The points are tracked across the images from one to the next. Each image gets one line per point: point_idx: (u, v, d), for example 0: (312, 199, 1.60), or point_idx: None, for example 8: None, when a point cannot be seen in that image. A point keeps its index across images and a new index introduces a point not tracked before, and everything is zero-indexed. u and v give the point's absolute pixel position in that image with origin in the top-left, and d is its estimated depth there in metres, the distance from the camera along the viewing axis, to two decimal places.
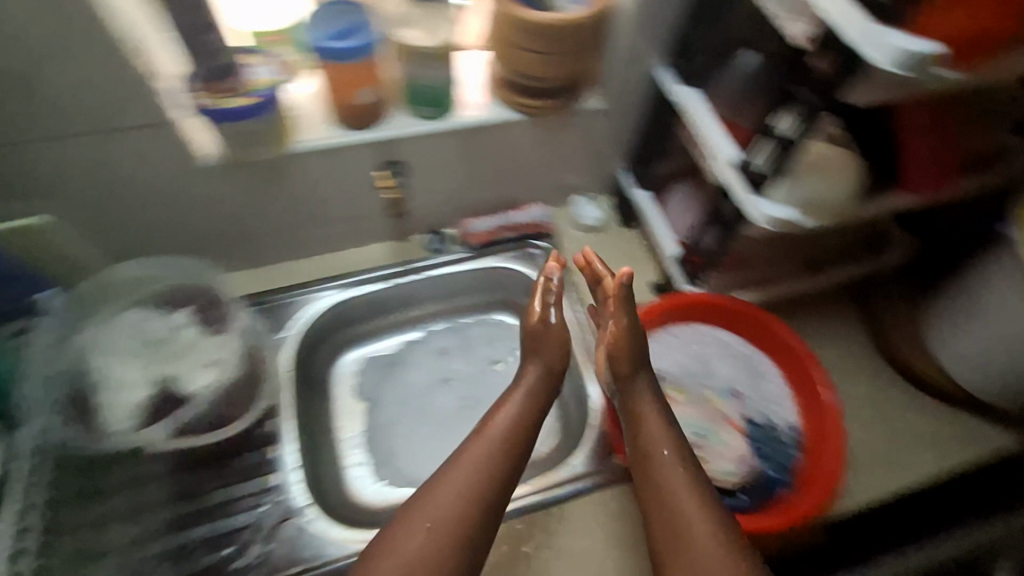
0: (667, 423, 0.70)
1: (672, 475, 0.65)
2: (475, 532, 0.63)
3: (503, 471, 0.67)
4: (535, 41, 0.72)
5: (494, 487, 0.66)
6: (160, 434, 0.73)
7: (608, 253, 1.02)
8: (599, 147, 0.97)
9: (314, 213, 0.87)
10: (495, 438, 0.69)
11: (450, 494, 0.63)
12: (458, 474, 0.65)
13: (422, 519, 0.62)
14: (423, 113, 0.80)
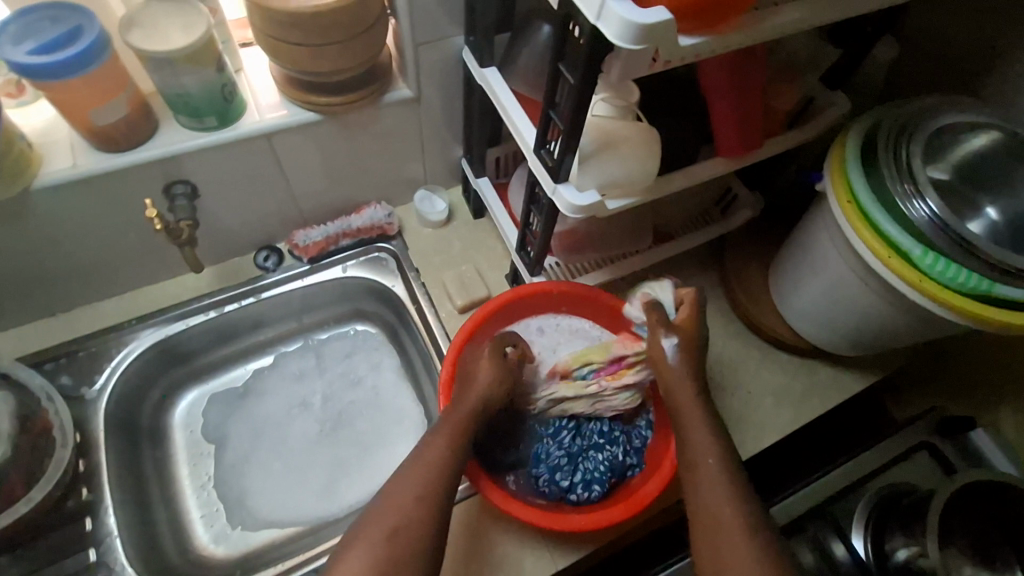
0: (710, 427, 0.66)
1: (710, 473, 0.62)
2: (442, 524, 0.61)
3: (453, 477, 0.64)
4: (295, 33, 0.63)
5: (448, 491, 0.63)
6: None
7: (458, 246, 0.95)
8: (425, 137, 0.88)
9: (96, 251, 0.76)
10: (452, 429, 0.67)
11: (404, 500, 0.61)
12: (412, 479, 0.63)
13: (391, 517, 0.60)
14: (194, 124, 0.69)
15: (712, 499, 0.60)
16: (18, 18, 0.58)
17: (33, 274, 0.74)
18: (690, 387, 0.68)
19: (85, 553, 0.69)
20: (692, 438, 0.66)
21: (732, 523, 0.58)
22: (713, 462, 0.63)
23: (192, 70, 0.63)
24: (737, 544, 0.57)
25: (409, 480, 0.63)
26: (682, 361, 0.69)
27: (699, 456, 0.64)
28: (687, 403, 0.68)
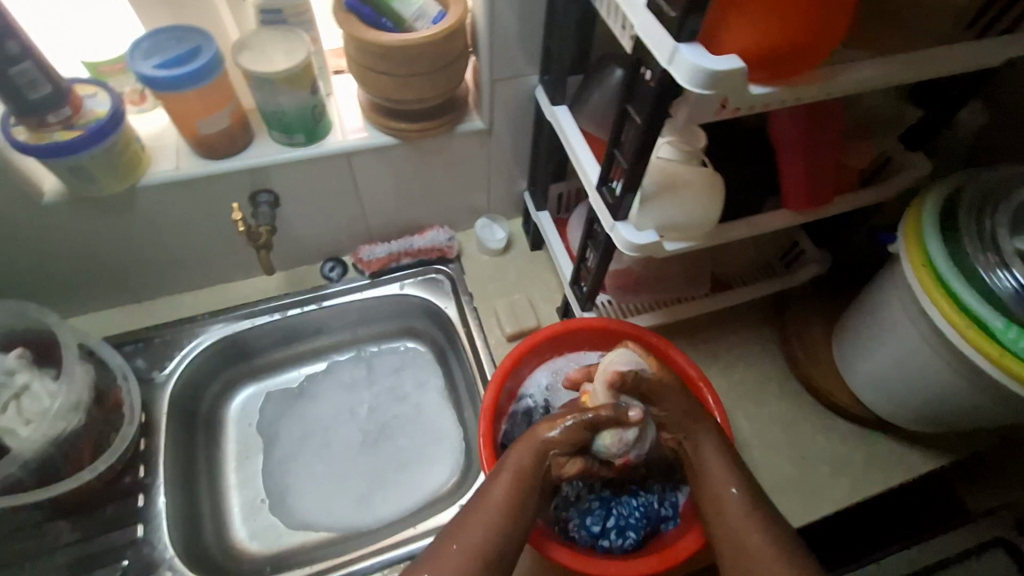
0: (737, 474, 0.64)
1: (732, 516, 0.61)
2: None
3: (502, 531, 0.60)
4: (385, 63, 0.68)
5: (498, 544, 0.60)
6: None
7: (513, 276, 0.97)
8: (492, 169, 0.92)
9: (185, 247, 0.82)
10: (514, 485, 0.62)
11: (466, 553, 0.59)
12: (477, 527, 0.60)
13: (462, 547, 0.59)
14: (285, 139, 0.75)
15: (741, 529, 0.60)
16: (152, 36, 0.65)
17: (128, 262, 0.82)
18: (715, 454, 0.65)
19: (134, 528, 0.73)
20: (714, 484, 0.64)
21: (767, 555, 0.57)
22: (748, 513, 0.61)
23: (290, 90, 0.69)
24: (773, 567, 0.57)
25: (476, 526, 0.60)
26: (705, 434, 0.67)
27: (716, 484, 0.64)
28: (712, 461, 0.65)
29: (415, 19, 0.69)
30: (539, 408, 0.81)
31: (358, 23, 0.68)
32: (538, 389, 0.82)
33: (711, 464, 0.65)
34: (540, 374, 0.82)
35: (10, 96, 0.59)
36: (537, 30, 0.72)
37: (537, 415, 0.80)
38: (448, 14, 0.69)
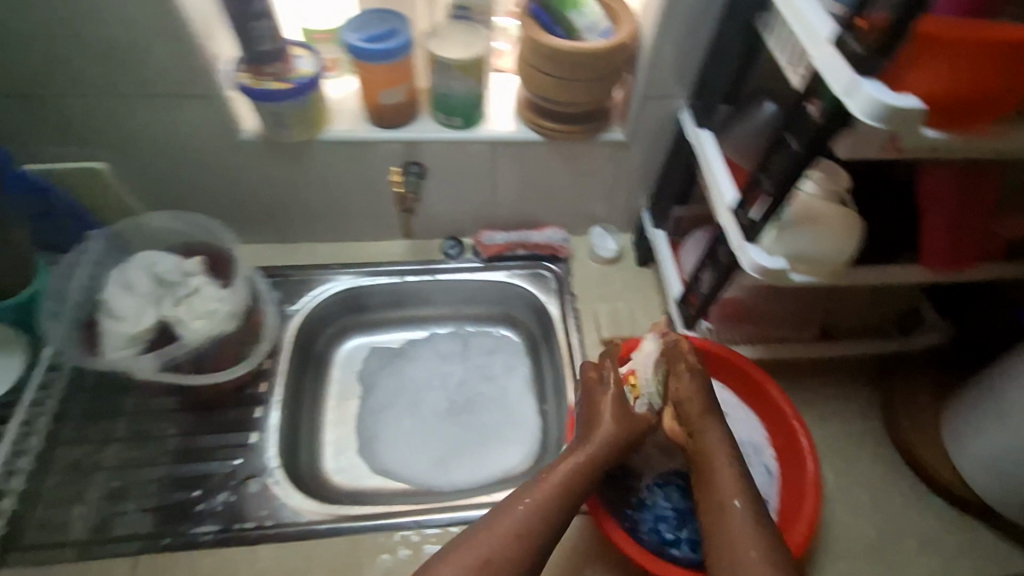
0: (742, 479, 0.66)
1: (734, 524, 0.62)
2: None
3: (516, 530, 0.61)
4: (552, 66, 0.75)
5: (512, 544, 0.61)
6: (150, 366, 0.72)
7: (617, 286, 1.01)
8: (619, 182, 0.96)
9: (335, 201, 0.93)
10: (543, 496, 0.64)
11: (471, 552, 0.60)
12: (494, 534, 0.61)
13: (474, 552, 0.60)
14: (445, 121, 0.84)
15: (737, 532, 0.61)
16: (362, 15, 0.75)
17: (287, 206, 0.93)
18: (723, 456, 0.67)
19: (246, 434, 0.82)
20: (720, 492, 0.65)
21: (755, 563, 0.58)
22: (747, 517, 0.62)
23: (464, 78, 0.77)
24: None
25: (499, 531, 0.61)
26: (714, 434, 0.69)
27: (719, 489, 0.65)
28: (718, 465, 0.67)
29: (585, 30, 0.74)
30: None
31: (536, 26, 0.75)
32: None
33: (717, 462, 0.67)
34: None
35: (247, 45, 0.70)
36: (695, 58, 0.77)
37: None
38: (616, 33, 0.75)
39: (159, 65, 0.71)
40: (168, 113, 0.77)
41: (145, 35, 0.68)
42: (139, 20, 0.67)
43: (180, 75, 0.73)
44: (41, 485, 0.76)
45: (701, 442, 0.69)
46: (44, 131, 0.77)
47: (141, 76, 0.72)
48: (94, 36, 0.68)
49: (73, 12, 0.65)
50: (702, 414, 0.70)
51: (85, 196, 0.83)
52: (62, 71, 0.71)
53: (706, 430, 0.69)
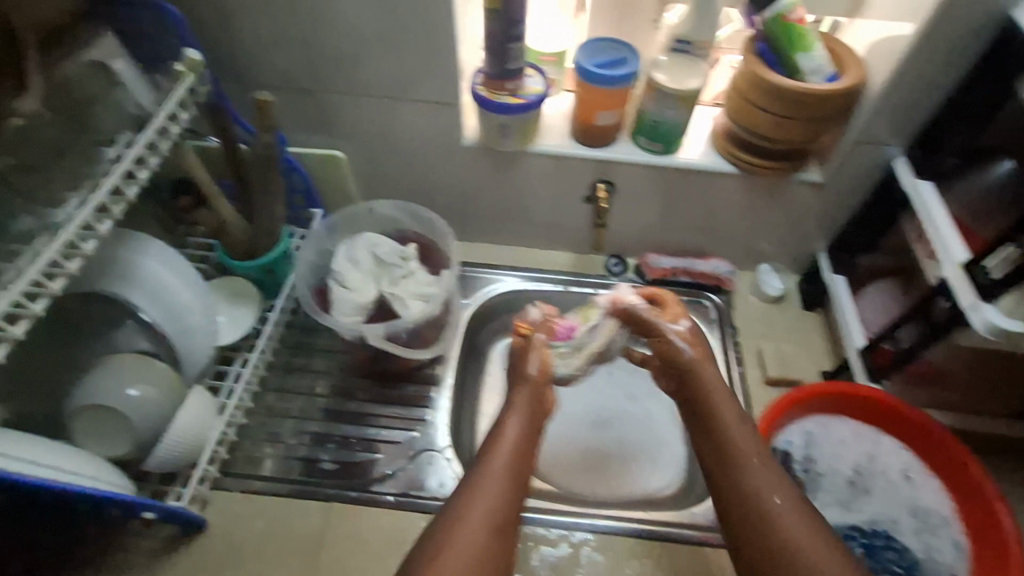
0: (777, 473, 0.66)
1: (788, 522, 0.62)
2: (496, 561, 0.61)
3: (501, 506, 0.63)
4: (773, 103, 0.77)
5: (498, 520, 0.62)
6: (375, 333, 0.80)
7: (782, 326, 0.99)
8: (802, 223, 0.96)
9: (521, 208, 0.99)
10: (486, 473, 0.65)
11: (473, 529, 0.61)
12: (476, 510, 0.62)
13: (472, 529, 0.61)
14: (647, 146, 0.87)
15: (765, 516, 0.63)
16: (590, 42, 0.80)
17: (478, 206, 1.00)
18: (732, 426, 0.69)
19: (421, 410, 0.88)
20: (750, 476, 0.66)
21: (805, 545, 0.60)
22: (793, 506, 0.63)
23: (683, 108, 0.80)
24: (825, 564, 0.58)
25: (478, 508, 0.62)
26: (727, 416, 0.70)
27: (744, 466, 0.66)
28: (740, 451, 0.68)
29: (810, 73, 0.75)
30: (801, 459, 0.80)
31: (761, 64, 0.77)
32: (801, 439, 0.81)
33: (735, 440, 0.68)
34: (806, 429, 0.81)
35: (498, 61, 0.76)
36: (924, 112, 0.76)
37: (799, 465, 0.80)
38: (840, 80, 0.75)
39: (415, 71, 0.80)
40: (408, 111, 0.85)
41: (413, 44, 0.77)
42: (415, 30, 0.75)
43: (430, 81, 0.81)
44: (252, 423, 0.86)
45: (715, 420, 0.70)
46: (304, 117, 0.88)
47: (397, 77, 0.81)
48: (372, 41, 0.77)
49: (364, 21, 0.75)
50: (711, 390, 0.73)
51: (318, 176, 0.93)
52: (335, 68, 0.81)
53: (711, 407, 0.72)
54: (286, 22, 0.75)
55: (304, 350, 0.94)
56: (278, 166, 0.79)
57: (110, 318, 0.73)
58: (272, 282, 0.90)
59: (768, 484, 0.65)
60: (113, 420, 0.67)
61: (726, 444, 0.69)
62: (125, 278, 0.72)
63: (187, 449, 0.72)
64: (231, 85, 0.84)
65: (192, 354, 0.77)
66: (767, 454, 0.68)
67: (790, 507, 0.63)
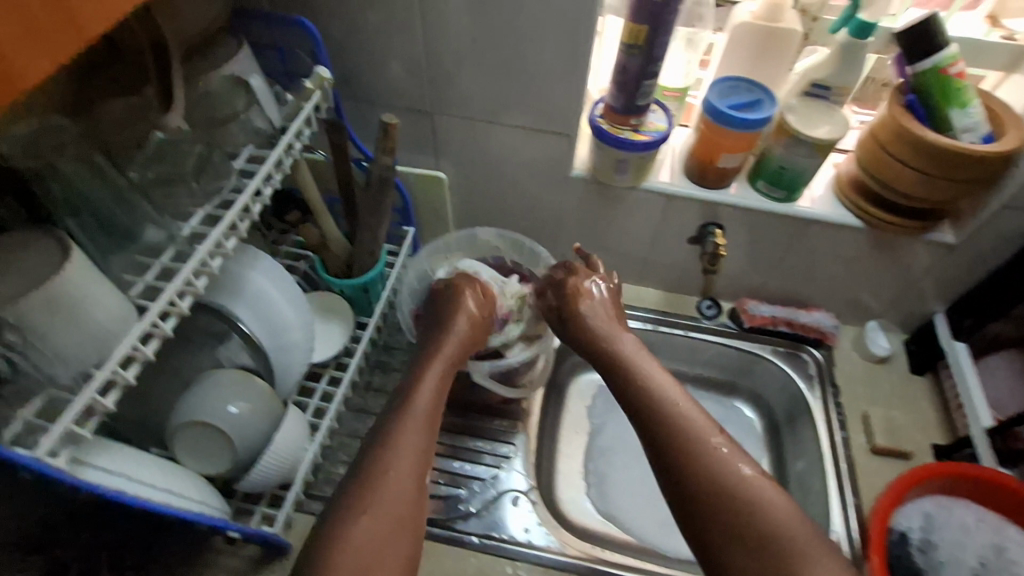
0: (721, 431, 0.61)
1: (722, 473, 0.57)
2: (410, 514, 0.57)
3: (426, 450, 0.61)
4: (921, 160, 0.72)
5: (423, 463, 0.60)
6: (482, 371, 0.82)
7: (888, 390, 0.93)
8: (922, 282, 0.90)
9: (618, 242, 0.95)
10: (410, 404, 0.64)
11: (410, 468, 0.59)
12: (404, 450, 0.59)
13: (408, 469, 0.59)
14: (766, 191, 0.83)
15: (734, 490, 0.56)
16: (721, 81, 0.77)
17: (572, 237, 0.97)
18: (642, 368, 0.70)
19: (504, 445, 0.87)
20: (675, 426, 0.62)
21: (774, 522, 0.54)
22: (724, 458, 0.58)
23: (815, 156, 0.76)
24: (790, 530, 0.53)
25: (407, 452, 0.59)
26: (631, 343, 0.74)
27: (684, 416, 0.63)
28: (654, 395, 0.66)
29: (963, 130, 0.70)
30: (920, 543, 0.74)
31: (910, 117, 0.72)
32: (922, 522, 0.75)
33: (657, 384, 0.67)
34: (925, 510, 0.76)
35: (627, 97, 0.73)
36: None
37: (919, 550, 0.74)
38: (997, 142, 0.70)
39: (535, 99, 0.78)
40: (519, 138, 0.83)
41: (538, 73, 0.75)
42: (542, 59, 0.73)
43: (548, 111, 0.79)
44: (334, 443, 0.84)
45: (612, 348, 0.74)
46: (414, 137, 0.87)
47: (514, 104, 0.79)
48: (496, 66, 0.75)
49: (492, 46, 0.73)
50: (613, 333, 0.76)
51: (418, 195, 0.92)
52: (453, 91, 0.79)
53: (627, 356, 0.72)
54: (413, 44, 0.74)
55: (387, 370, 0.93)
56: (390, 188, 0.76)
57: (215, 333, 0.70)
58: (364, 301, 0.89)
59: (665, 392, 0.66)
60: (217, 440, 0.65)
61: (637, 382, 0.68)
62: (233, 291, 0.70)
63: (282, 472, 0.71)
64: (347, 101, 0.84)
65: (289, 370, 0.75)
66: (698, 411, 0.64)
67: (760, 477, 0.57)
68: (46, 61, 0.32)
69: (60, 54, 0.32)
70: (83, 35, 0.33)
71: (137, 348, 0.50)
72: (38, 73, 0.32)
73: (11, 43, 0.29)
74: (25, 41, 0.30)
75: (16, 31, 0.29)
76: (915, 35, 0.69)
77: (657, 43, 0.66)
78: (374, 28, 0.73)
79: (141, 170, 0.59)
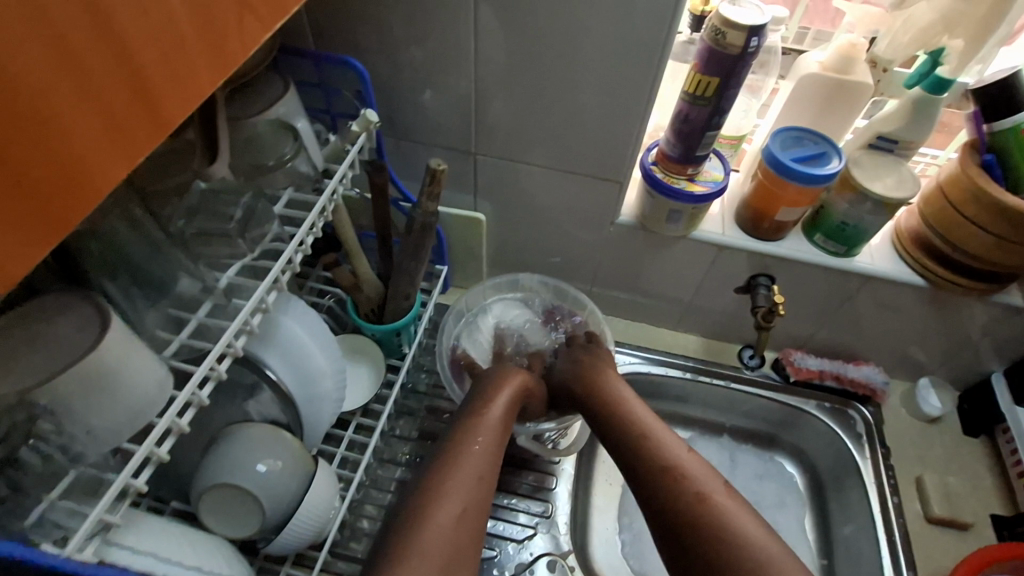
0: (692, 453, 0.66)
1: (698, 480, 0.62)
2: (463, 537, 0.57)
3: (491, 475, 0.63)
4: (999, 222, 0.68)
5: (483, 490, 0.62)
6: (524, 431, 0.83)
7: (941, 454, 0.89)
8: (980, 343, 0.86)
9: (660, 288, 0.92)
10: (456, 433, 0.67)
11: (464, 485, 0.61)
12: (471, 463, 0.63)
13: (458, 491, 0.60)
14: (823, 244, 0.79)
15: (713, 502, 0.60)
16: (786, 131, 0.74)
17: (611, 281, 0.94)
18: (633, 402, 0.73)
19: (539, 502, 0.82)
20: (657, 451, 0.66)
21: (740, 529, 0.57)
22: (704, 473, 0.63)
23: (879, 213, 0.73)
24: (758, 533, 0.57)
25: (466, 468, 0.62)
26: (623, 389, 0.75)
27: (666, 441, 0.67)
28: (643, 425, 0.69)
29: None
30: None
31: (988, 177, 0.69)
32: None
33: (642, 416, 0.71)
34: None
35: (687, 146, 0.70)
36: None
37: None
38: None
39: (587, 144, 0.74)
40: (566, 182, 0.80)
41: (593, 119, 0.71)
42: (598, 106, 0.70)
43: (599, 155, 0.75)
44: (360, 496, 0.80)
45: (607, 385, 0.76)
46: (454, 176, 0.83)
47: (564, 148, 0.75)
48: (548, 111, 0.72)
49: (547, 91, 0.70)
50: (604, 371, 0.77)
51: (455, 235, 0.89)
52: (500, 133, 0.76)
53: (615, 393, 0.74)
54: (464, 86, 0.71)
55: (415, 415, 0.89)
56: (433, 233, 0.73)
57: (246, 385, 0.66)
58: (394, 344, 0.85)
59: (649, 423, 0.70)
60: (245, 503, 0.60)
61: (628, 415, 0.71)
62: (264, 339, 0.66)
63: (312, 533, 0.66)
64: (387, 138, 0.80)
65: (317, 421, 0.70)
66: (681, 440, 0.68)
67: (722, 495, 0.60)
68: (126, 164, 0.29)
69: (139, 153, 0.30)
70: (162, 130, 0.31)
71: (173, 422, 0.45)
72: (116, 178, 0.29)
73: (92, 148, 0.27)
74: (104, 142, 0.28)
75: (97, 134, 0.27)
76: (992, 93, 0.66)
77: (724, 96, 0.63)
78: (424, 69, 0.70)
79: (182, 222, 0.55)
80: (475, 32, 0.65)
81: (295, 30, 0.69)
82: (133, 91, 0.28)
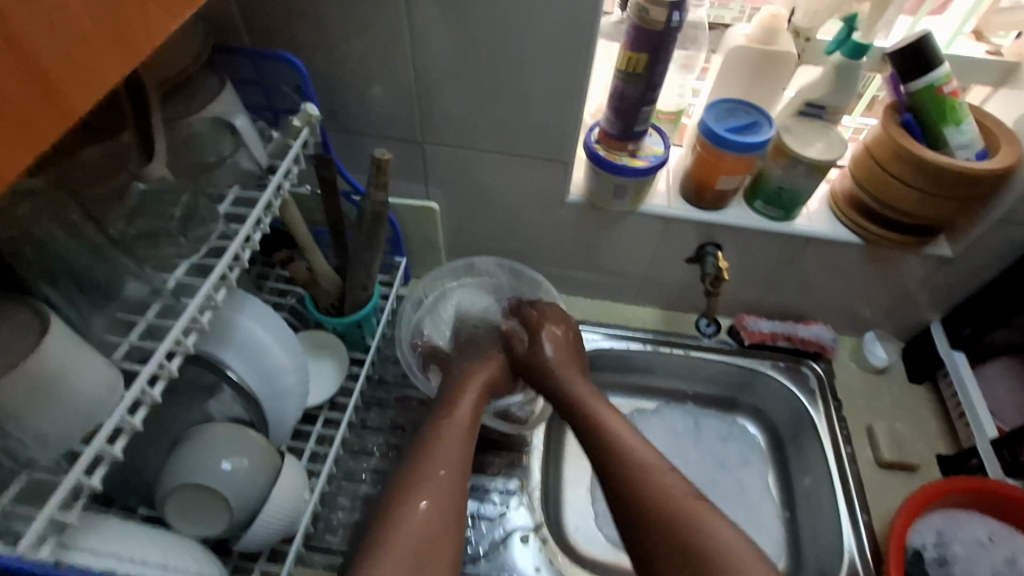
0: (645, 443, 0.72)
1: (650, 467, 0.69)
2: (431, 528, 0.62)
3: (462, 467, 0.68)
4: (920, 178, 0.73)
5: (455, 482, 0.66)
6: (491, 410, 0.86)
7: (889, 402, 0.94)
8: (918, 294, 0.90)
9: (616, 263, 0.94)
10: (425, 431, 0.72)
11: (436, 481, 0.65)
12: (438, 463, 0.67)
13: (433, 484, 0.65)
14: (763, 209, 0.82)
15: (662, 485, 0.66)
16: (720, 103, 0.77)
17: (569, 260, 0.96)
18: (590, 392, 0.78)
19: (510, 480, 0.84)
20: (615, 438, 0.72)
21: (688, 505, 0.65)
22: (655, 459, 0.70)
23: (812, 176, 0.76)
24: (702, 509, 0.65)
25: (436, 463, 0.67)
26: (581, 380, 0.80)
27: (620, 430, 0.73)
28: (600, 414, 0.75)
29: (958, 148, 0.71)
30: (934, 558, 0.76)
31: (907, 136, 0.73)
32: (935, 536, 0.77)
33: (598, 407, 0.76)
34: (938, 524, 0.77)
35: (625, 122, 0.72)
36: None
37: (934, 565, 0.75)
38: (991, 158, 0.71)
39: (530, 126, 0.76)
40: (514, 165, 0.81)
41: (534, 101, 0.73)
42: (538, 88, 0.71)
43: (543, 137, 0.77)
44: (332, 488, 0.80)
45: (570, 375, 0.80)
46: (404, 166, 0.84)
47: (508, 132, 0.77)
48: (490, 96, 0.73)
49: (487, 76, 0.71)
50: (565, 359, 0.82)
51: (411, 225, 0.89)
52: (446, 121, 0.77)
53: (576, 384, 0.79)
54: (404, 76, 0.72)
55: (383, 406, 0.90)
56: (385, 223, 0.74)
57: (205, 386, 0.66)
58: (357, 337, 0.86)
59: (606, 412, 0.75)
60: (209, 501, 0.61)
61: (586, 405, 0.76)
62: (221, 339, 0.66)
63: (283, 527, 0.66)
64: (333, 132, 0.81)
65: (281, 417, 0.71)
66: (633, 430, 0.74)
67: (669, 478, 0.68)
68: (29, 156, 0.29)
69: (44, 144, 0.30)
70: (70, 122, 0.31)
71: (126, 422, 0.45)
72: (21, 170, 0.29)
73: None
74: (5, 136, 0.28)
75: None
76: (906, 55, 0.70)
77: (655, 71, 0.66)
78: (363, 61, 0.71)
79: (122, 225, 0.55)
80: (410, 21, 0.66)
81: (229, 28, 0.69)
82: (34, 83, 0.28)
